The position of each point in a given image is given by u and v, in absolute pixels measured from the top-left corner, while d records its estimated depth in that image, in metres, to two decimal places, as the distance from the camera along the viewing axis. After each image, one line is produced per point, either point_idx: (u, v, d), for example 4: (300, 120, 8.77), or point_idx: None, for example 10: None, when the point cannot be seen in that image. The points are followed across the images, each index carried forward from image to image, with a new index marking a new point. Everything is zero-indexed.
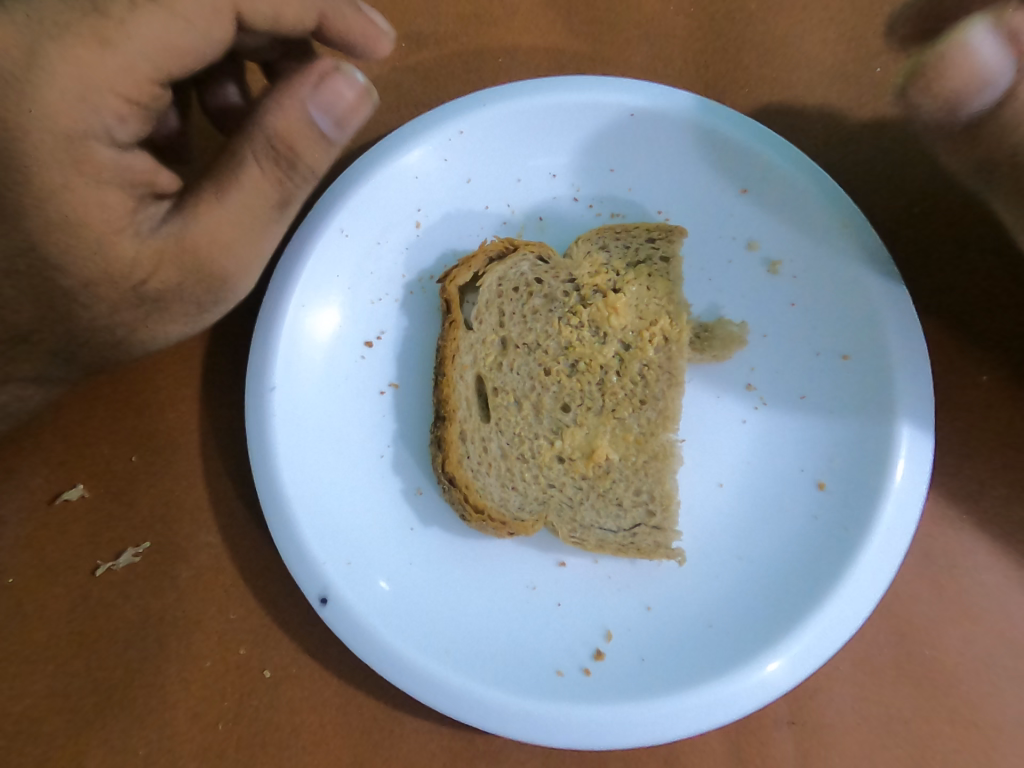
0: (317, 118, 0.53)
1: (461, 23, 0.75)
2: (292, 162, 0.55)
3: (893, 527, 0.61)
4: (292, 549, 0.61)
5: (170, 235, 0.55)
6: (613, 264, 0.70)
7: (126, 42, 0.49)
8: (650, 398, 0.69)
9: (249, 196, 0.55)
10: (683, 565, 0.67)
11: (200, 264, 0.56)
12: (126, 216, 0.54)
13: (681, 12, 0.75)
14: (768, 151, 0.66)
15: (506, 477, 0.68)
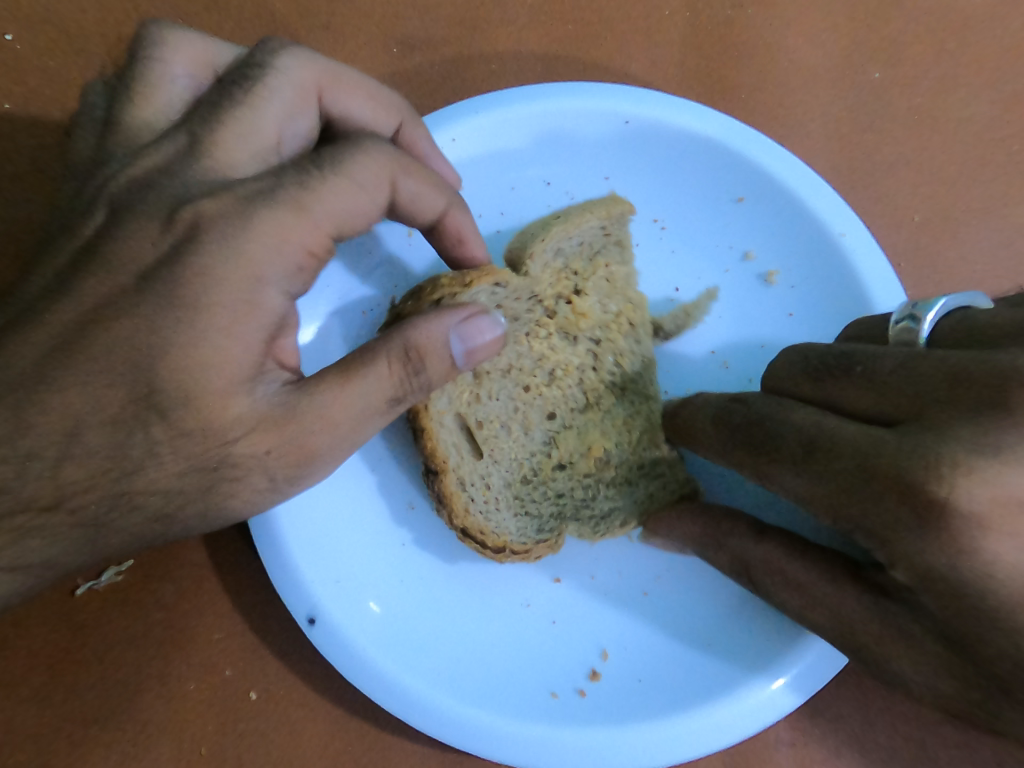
0: (455, 343, 0.48)
1: (454, 26, 0.74)
2: (423, 376, 0.48)
3: None
4: (279, 569, 0.59)
5: (287, 403, 0.46)
6: (570, 266, 0.66)
7: (314, 221, 0.47)
8: (633, 382, 0.68)
9: (367, 389, 0.47)
10: (680, 586, 0.65)
11: (298, 434, 0.47)
12: (255, 374, 0.46)
13: (678, 16, 0.74)
14: (766, 161, 0.66)
15: (515, 504, 0.66)
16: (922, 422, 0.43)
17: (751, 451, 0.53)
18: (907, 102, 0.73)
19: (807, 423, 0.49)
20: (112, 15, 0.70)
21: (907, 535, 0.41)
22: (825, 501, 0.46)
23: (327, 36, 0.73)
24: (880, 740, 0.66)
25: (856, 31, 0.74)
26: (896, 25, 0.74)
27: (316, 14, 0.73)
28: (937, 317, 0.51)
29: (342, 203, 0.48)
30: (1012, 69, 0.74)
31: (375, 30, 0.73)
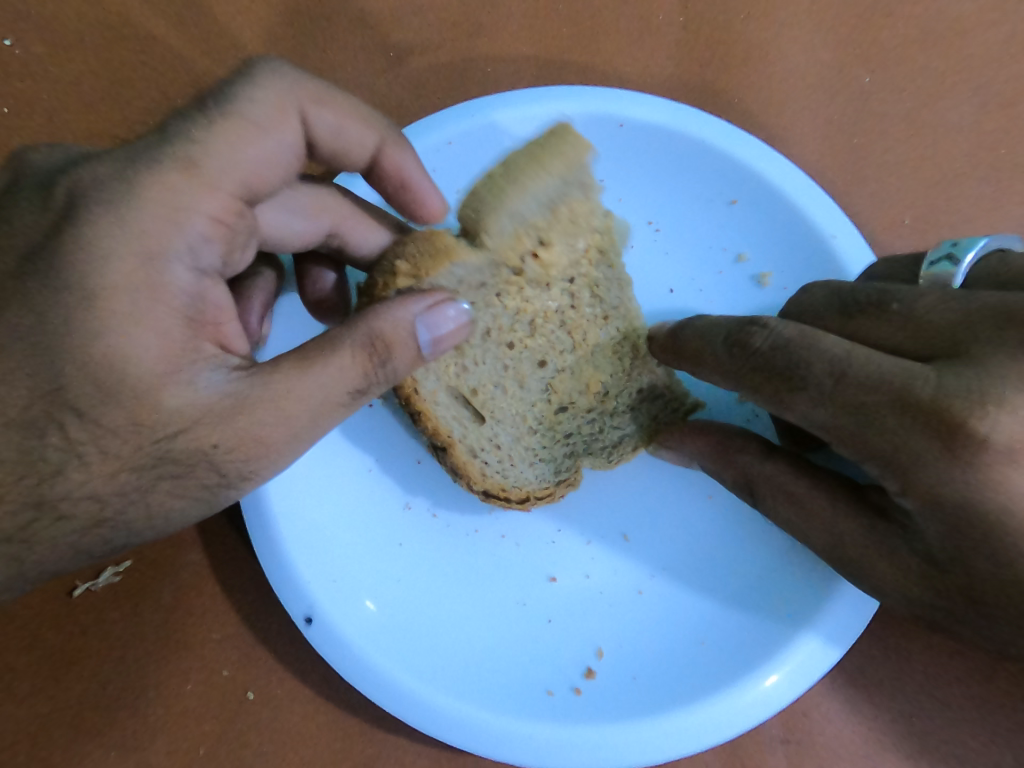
0: (421, 332, 0.47)
1: (451, 32, 0.75)
2: (390, 366, 0.47)
3: None
4: (276, 568, 0.59)
5: (235, 394, 0.43)
6: (528, 220, 0.54)
7: (210, 177, 0.45)
8: (612, 311, 0.63)
9: (328, 378, 0.45)
10: (676, 582, 0.66)
11: (243, 428, 0.44)
12: (182, 360, 0.43)
13: (670, 21, 0.75)
14: (756, 162, 0.67)
15: (528, 451, 0.65)
16: (958, 358, 0.44)
17: (767, 372, 0.50)
18: (897, 105, 0.74)
19: (840, 352, 0.47)
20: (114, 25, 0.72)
21: (928, 467, 0.43)
22: (858, 429, 0.45)
23: (326, 43, 0.74)
24: (884, 744, 0.64)
25: (847, 36, 0.75)
26: (886, 30, 0.75)
27: (313, 20, 0.74)
28: (974, 256, 0.53)
29: (247, 156, 0.47)
30: (1001, 74, 0.74)
31: (371, 35, 0.74)
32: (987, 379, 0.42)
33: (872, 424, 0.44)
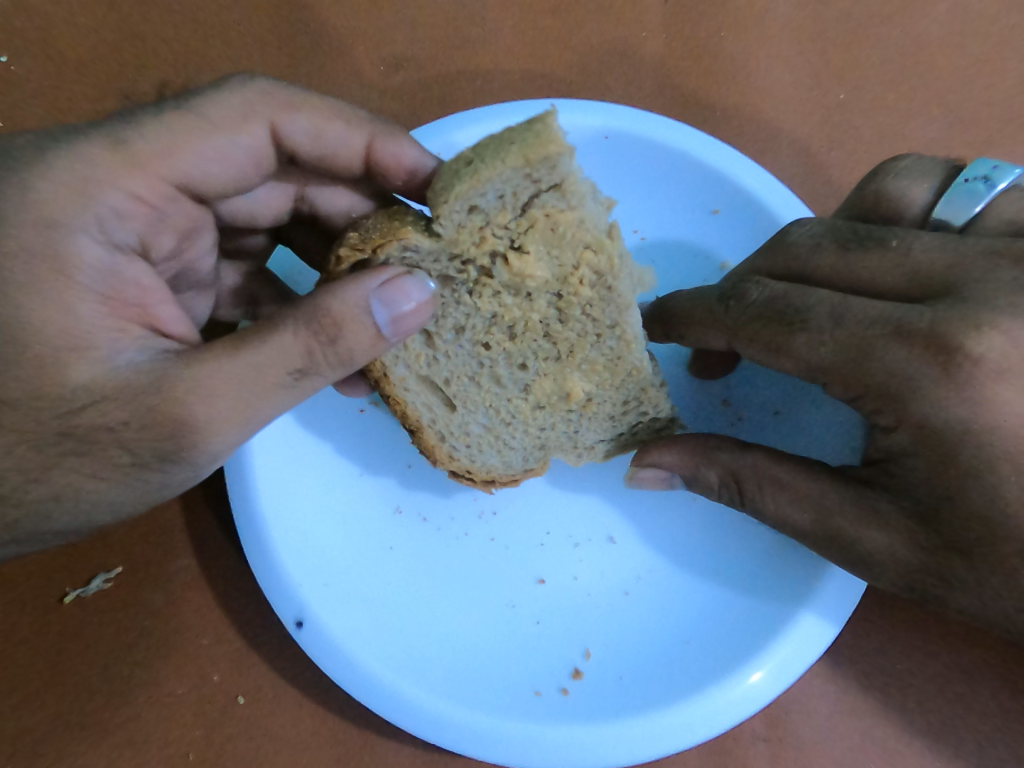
0: (375, 311, 0.46)
1: (440, 48, 0.77)
2: (338, 348, 0.46)
3: None
4: (267, 572, 0.60)
5: (156, 371, 0.43)
6: (494, 222, 0.48)
7: (141, 160, 0.48)
8: (606, 330, 0.55)
9: (263, 357, 0.44)
10: (661, 583, 0.67)
11: (162, 408, 0.43)
12: (103, 334, 0.43)
13: (654, 39, 0.77)
14: (738, 173, 0.69)
15: (498, 440, 0.64)
16: (953, 297, 0.46)
17: (762, 320, 0.52)
18: (872, 124, 0.76)
19: (827, 300, 0.49)
20: (110, 39, 0.73)
21: (925, 390, 0.44)
22: (853, 368, 0.47)
23: (317, 57, 0.75)
24: (865, 742, 0.65)
25: (822, 52, 0.77)
26: (861, 50, 0.77)
27: (304, 35, 0.76)
28: (1010, 180, 0.53)
29: (187, 151, 0.50)
30: (975, 89, 0.76)
31: (362, 51, 0.76)
32: (975, 317, 0.44)
33: (861, 363, 0.46)
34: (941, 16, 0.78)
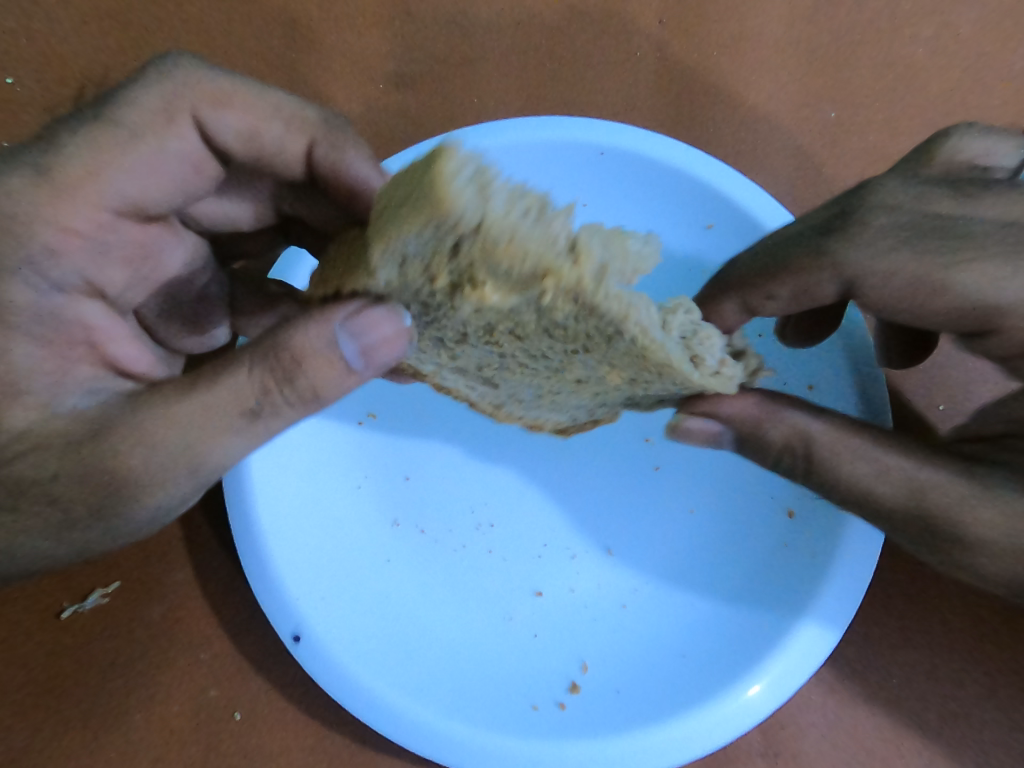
0: (343, 344, 0.44)
1: (437, 67, 0.78)
2: (296, 384, 0.44)
3: (860, 550, 0.61)
4: (265, 584, 0.60)
5: (97, 418, 0.44)
6: (434, 275, 0.41)
7: (67, 188, 0.48)
8: (622, 339, 0.44)
9: (209, 401, 0.44)
10: (657, 595, 0.67)
11: (105, 453, 0.43)
12: (46, 377, 0.45)
13: (646, 57, 0.79)
14: (730, 190, 0.70)
15: (554, 401, 0.61)
16: None
17: (910, 249, 0.48)
18: (864, 139, 0.76)
19: (981, 230, 0.47)
20: (117, 64, 0.76)
21: None
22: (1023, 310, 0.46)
23: (317, 78, 0.78)
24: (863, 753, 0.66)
25: (817, 66, 0.78)
26: (852, 65, 0.78)
27: (306, 57, 0.78)
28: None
29: (115, 169, 0.49)
30: (971, 100, 0.76)
31: (361, 73, 0.78)
32: None
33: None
34: (931, 29, 0.79)
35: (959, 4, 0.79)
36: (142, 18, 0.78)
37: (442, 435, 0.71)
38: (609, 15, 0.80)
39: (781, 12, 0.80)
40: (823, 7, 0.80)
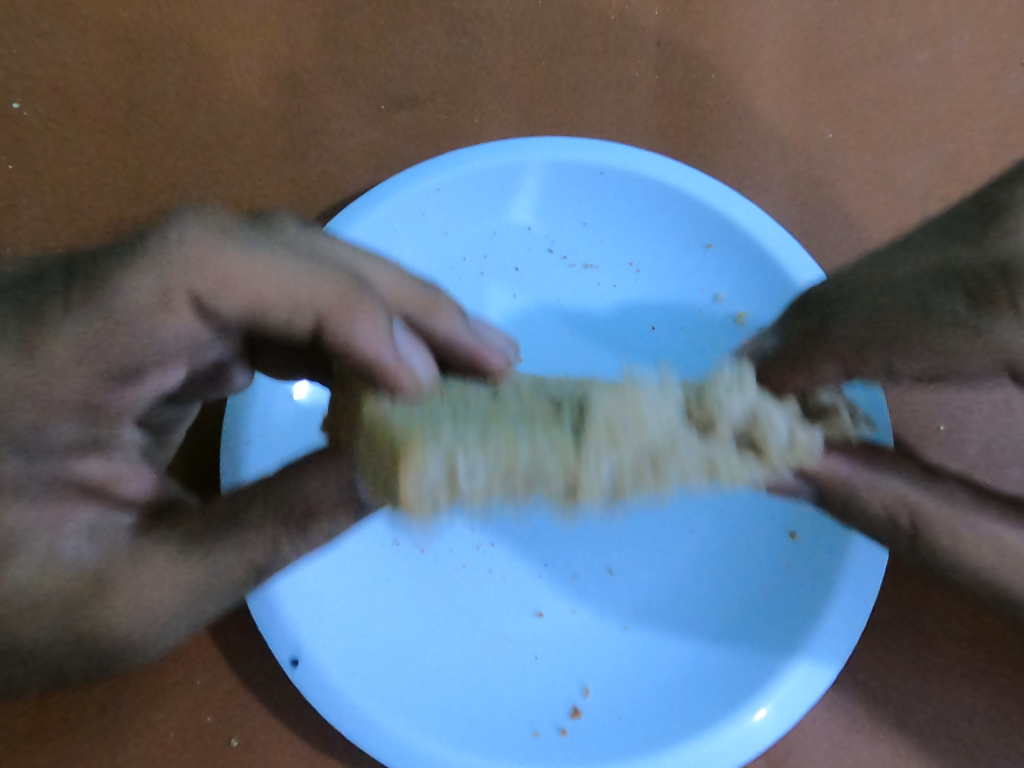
0: (360, 485, 0.47)
1: (438, 86, 0.79)
2: (305, 536, 0.47)
3: (864, 574, 0.61)
4: (263, 606, 0.60)
5: (102, 572, 0.43)
6: None
7: (67, 372, 0.41)
8: None
9: (224, 558, 0.45)
10: (660, 617, 0.66)
11: (110, 611, 0.43)
12: (48, 527, 0.42)
13: (645, 79, 0.80)
14: (728, 210, 0.71)
15: None
16: None
17: None
18: (861, 160, 0.77)
19: None
20: (127, 90, 0.78)
21: None
22: None
23: (320, 97, 0.79)
24: None
25: (812, 87, 0.80)
26: (848, 89, 0.79)
27: (308, 76, 0.79)
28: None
29: (120, 350, 0.42)
30: (965, 120, 0.78)
31: (363, 93, 0.79)
32: None
33: None
34: (924, 50, 0.80)
35: (952, 29, 0.80)
36: (151, 42, 0.79)
37: None
38: (609, 38, 0.81)
39: (778, 35, 0.81)
40: (820, 31, 0.81)
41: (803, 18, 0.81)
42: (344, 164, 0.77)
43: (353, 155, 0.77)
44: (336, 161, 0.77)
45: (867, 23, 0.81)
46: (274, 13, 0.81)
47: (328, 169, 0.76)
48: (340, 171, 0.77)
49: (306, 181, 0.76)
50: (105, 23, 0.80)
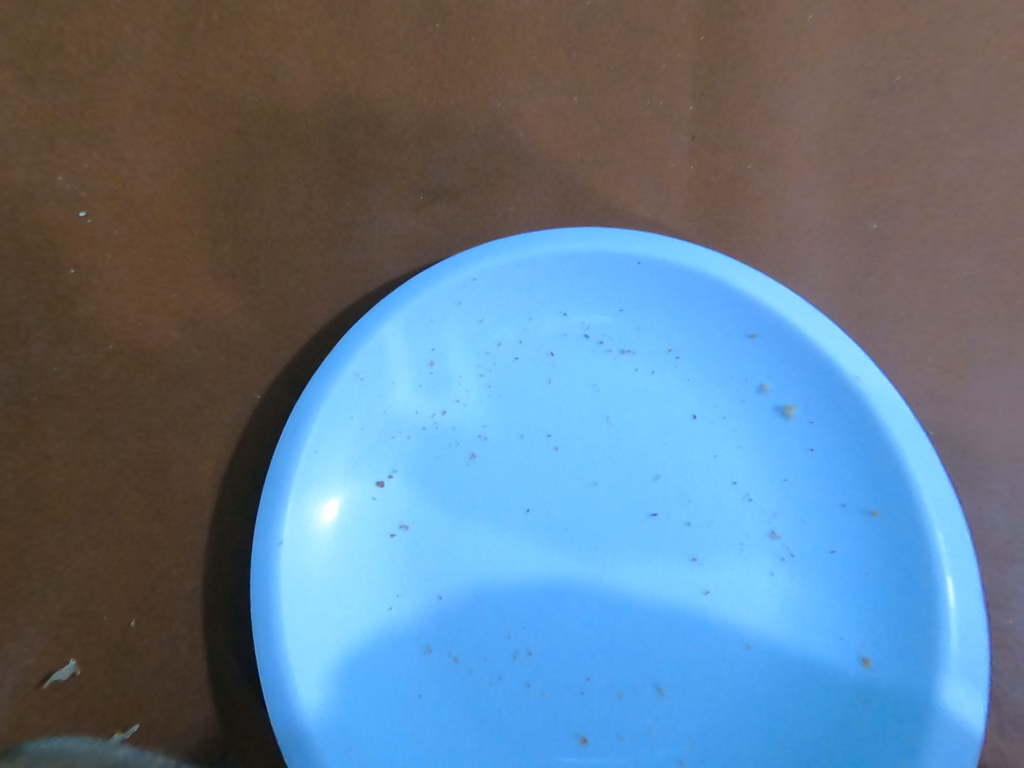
0: None
1: (475, 175, 0.79)
2: None
3: (964, 714, 0.58)
4: (290, 735, 0.57)
5: None
6: None
7: None
8: None
9: None
10: (713, 746, 0.64)
11: None
12: None
13: (680, 171, 0.78)
14: (777, 301, 0.68)
15: None
16: None
17: None
18: (906, 255, 0.76)
19: None
20: (165, 175, 0.75)
21: None
22: None
23: (355, 182, 0.77)
24: None
25: (860, 175, 0.77)
26: (895, 181, 0.77)
27: (344, 160, 0.78)
28: None
29: None
30: (1015, 212, 0.76)
31: (398, 181, 0.78)
32: None
33: None
34: (979, 134, 0.77)
35: (1011, 127, 0.77)
36: (171, 116, 0.75)
37: (486, 555, 0.69)
38: (643, 131, 0.79)
39: (820, 125, 0.78)
40: (866, 118, 0.78)
41: (849, 103, 0.78)
42: (389, 261, 0.77)
43: (390, 244, 0.77)
44: (373, 251, 0.77)
45: (917, 115, 0.78)
46: (300, 85, 0.77)
47: (366, 259, 0.77)
48: (377, 262, 0.77)
49: (351, 277, 0.76)
50: (130, 100, 0.75)
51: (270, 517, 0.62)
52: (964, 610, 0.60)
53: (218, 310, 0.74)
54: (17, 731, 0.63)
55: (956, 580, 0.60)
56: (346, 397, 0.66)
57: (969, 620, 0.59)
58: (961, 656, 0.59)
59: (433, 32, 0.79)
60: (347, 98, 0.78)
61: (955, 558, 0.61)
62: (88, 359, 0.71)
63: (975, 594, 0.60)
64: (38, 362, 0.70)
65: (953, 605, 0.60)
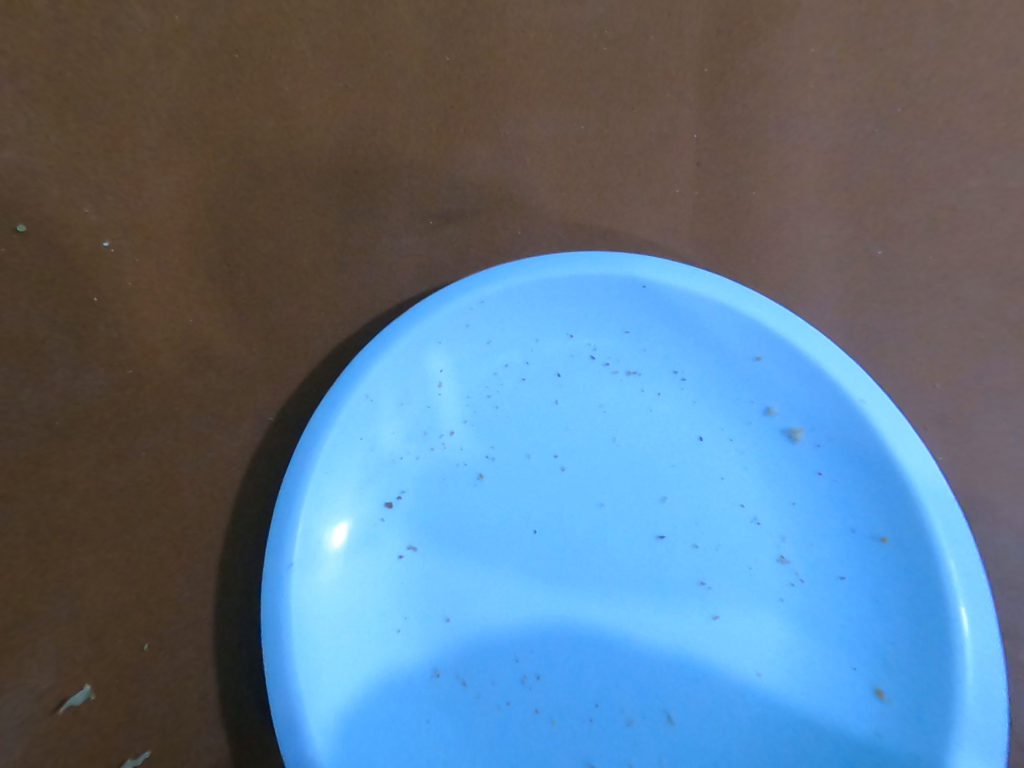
0: None
1: (485, 202, 0.80)
2: None
3: (982, 746, 0.57)
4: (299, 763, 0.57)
5: None
6: None
7: None
8: None
9: None
10: None
11: None
12: None
13: (685, 197, 0.80)
14: (782, 325, 0.68)
15: None
16: None
17: None
18: (913, 280, 0.76)
19: None
20: (183, 204, 0.77)
21: None
22: None
23: (367, 209, 0.79)
24: None
25: (865, 201, 0.78)
26: (900, 207, 0.78)
27: (357, 188, 0.79)
28: None
29: None
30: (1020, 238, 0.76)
31: (408, 208, 0.80)
32: None
33: None
34: (984, 161, 0.78)
35: (1015, 153, 0.78)
36: (189, 146, 0.77)
37: (495, 578, 0.69)
38: (650, 159, 0.81)
39: (823, 152, 0.79)
40: (870, 144, 0.79)
41: (853, 129, 0.79)
42: (399, 286, 0.79)
43: (401, 269, 0.79)
44: (384, 276, 0.79)
45: (921, 142, 0.78)
46: (314, 116, 0.79)
47: (377, 284, 0.78)
48: (388, 287, 0.78)
49: (362, 301, 0.78)
50: (148, 130, 0.76)
51: (281, 540, 0.62)
52: (979, 640, 0.59)
53: (232, 334, 0.76)
54: (30, 753, 0.64)
55: (969, 608, 0.60)
56: (355, 420, 0.67)
57: (985, 651, 0.59)
58: (978, 687, 0.58)
59: (443, 63, 0.81)
60: (360, 128, 0.80)
61: (968, 585, 0.61)
62: (106, 382, 0.73)
63: (989, 622, 0.60)
64: (58, 387, 0.72)
65: (968, 635, 0.59)
